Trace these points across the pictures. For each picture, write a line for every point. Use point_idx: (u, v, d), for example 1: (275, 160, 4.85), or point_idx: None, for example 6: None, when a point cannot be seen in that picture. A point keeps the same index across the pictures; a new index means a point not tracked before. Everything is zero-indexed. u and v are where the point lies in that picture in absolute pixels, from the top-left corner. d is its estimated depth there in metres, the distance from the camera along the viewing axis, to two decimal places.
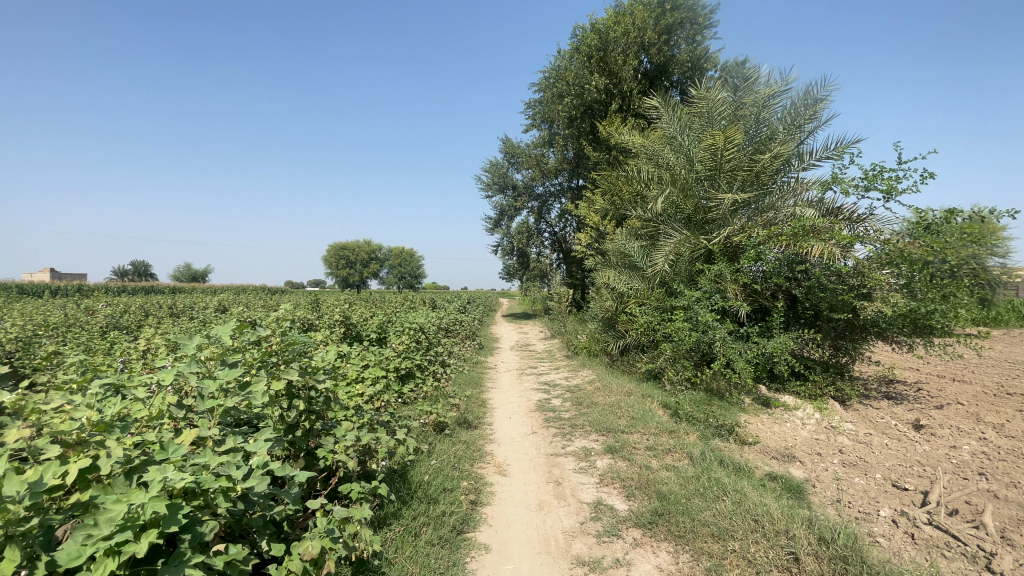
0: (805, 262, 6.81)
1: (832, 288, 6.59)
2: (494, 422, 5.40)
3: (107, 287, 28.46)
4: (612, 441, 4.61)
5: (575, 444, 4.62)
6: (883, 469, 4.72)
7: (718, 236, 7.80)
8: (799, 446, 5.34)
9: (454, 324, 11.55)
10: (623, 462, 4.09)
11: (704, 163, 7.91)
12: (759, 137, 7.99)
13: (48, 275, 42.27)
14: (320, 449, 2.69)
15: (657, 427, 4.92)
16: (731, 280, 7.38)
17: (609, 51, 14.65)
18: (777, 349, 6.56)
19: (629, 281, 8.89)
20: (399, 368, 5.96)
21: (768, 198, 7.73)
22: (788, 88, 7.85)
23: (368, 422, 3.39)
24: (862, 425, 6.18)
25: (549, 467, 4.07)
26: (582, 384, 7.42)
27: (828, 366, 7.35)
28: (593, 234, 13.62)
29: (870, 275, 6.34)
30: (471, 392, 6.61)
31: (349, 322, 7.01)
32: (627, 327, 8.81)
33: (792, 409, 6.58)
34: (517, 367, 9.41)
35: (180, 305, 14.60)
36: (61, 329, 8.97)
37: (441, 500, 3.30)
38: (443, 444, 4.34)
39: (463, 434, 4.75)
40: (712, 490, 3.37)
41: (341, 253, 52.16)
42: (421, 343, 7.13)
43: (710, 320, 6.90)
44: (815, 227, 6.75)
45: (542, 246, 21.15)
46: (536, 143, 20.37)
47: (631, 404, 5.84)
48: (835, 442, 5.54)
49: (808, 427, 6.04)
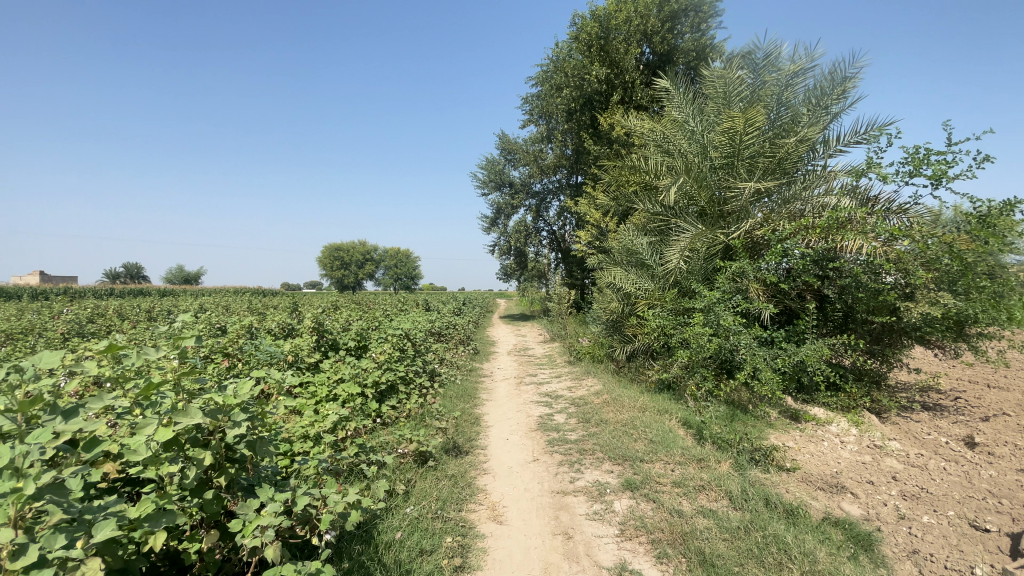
0: (838, 259, 6.05)
1: (869, 288, 5.83)
2: (488, 446, 4.60)
3: (98, 291, 27.46)
4: (630, 473, 3.82)
5: (584, 477, 3.82)
6: (953, 503, 3.91)
7: (738, 230, 7.06)
8: (845, 472, 4.56)
9: (446, 328, 10.69)
10: (647, 505, 3.30)
11: (720, 150, 7.16)
12: (782, 120, 7.18)
13: (36, 277, 41.29)
14: (237, 521, 1.93)
15: (682, 454, 4.14)
16: (753, 279, 6.61)
17: (610, 40, 13.80)
18: (811, 357, 5.79)
19: (637, 281, 8.07)
20: (379, 382, 5.14)
21: (791, 188, 7.00)
22: (813, 64, 7.04)
23: (318, 470, 2.56)
24: (908, 443, 5.40)
25: (555, 511, 3.27)
26: (589, 396, 6.62)
27: (862, 374, 6.57)
28: (595, 232, 12.83)
29: (915, 273, 5.55)
30: (462, 409, 5.79)
31: (323, 329, 6.08)
32: (636, 331, 8.01)
33: (826, 424, 5.81)
34: (515, 375, 8.61)
35: (157, 309, 13.60)
36: (15, 336, 8.13)
37: (415, 571, 2.49)
38: (424, 481, 3.53)
39: (450, 466, 3.94)
40: (770, 555, 2.62)
41: (336, 254, 51.18)
42: (407, 352, 6.30)
43: (732, 324, 6.09)
44: (851, 220, 5.97)
45: (541, 246, 20.35)
46: (534, 139, 19.54)
47: (648, 423, 5.05)
48: (885, 466, 4.77)
49: (848, 447, 5.26)
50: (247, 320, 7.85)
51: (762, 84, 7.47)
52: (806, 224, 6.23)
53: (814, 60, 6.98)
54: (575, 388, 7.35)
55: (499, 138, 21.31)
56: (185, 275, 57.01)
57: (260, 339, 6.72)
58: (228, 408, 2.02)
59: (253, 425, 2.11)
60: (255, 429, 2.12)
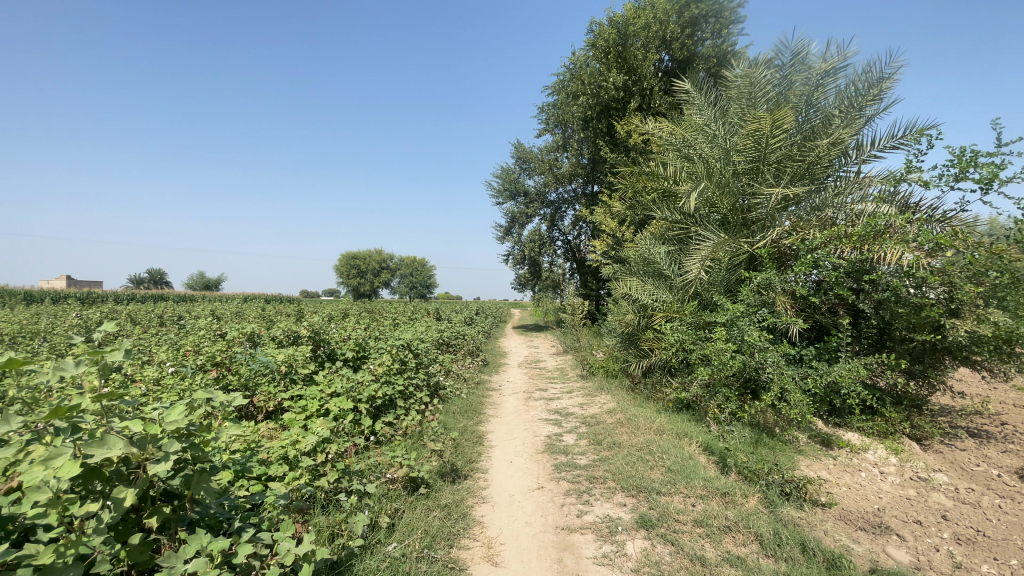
0: (874, 271, 5.55)
1: (911, 302, 5.32)
2: (488, 471, 4.21)
3: (115, 294, 27.84)
4: (645, 507, 3.41)
5: (593, 511, 3.40)
6: (1017, 549, 3.41)
7: (763, 239, 6.60)
8: (888, 509, 4.08)
9: (454, 338, 10.32)
10: (664, 549, 2.88)
11: (744, 154, 6.73)
12: (812, 123, 6.71)
13: (62, 280, 42.28)
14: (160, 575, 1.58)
15: (705, 486, 3.70)
16: (781, 291, 6.09)
17: (628, 47, 13.45)
18: (846, 378, 5.30)
19: (654, 292, 7.62)
20: (375, 397, 4.79)
21: (822, 195, 6.51)
22: (846, 64, 6.56)
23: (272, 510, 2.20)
24: (957, 475, 4.84)
25: (559, 553, 2.87)
26: (601, 415, 6.20)
27: (900, 397, 6.02)
28: (610, 241, 12.44)
29: (961, 287, 4.99)
30: (464, 427, 5.42)
31: (321, 338, 5.78)
32: (652, 345, 7.56)
33: (861, 451, 5.31)
34: (524, 389, 8.22)
35: (168, 314, 13.48)
36: (16, 338, 7.94)
37: None
38: (413, 513, 3.16)
39: (445, 493, 3.57)
40: None
41: (352, 262, 51.43)
42: (408, 364, 5.95)
43: (758, 339, 5.62)
44: (890, 228, 5.47)
45: (556, 256, 19.95)
46: (550, 147, 19.25)
47: (665, 447, 4.62)
48: (932, 502, 4.24)
49: (889, 479, 4.74)
50: (248, 326, 7.58)
51: (790, 85, 7.01)
52: (839, 233, 5.76)
53: (847, 58, 6.52)
54: (588, 405, 6.92)
55: (515, 147, 21.07)
56: (207, 281, 57.72)
57: (258, 347, 6.43)
58: (159, 436, 1.70)
59: (195, 456, 1.76)
60: (199, 459, 1.79)
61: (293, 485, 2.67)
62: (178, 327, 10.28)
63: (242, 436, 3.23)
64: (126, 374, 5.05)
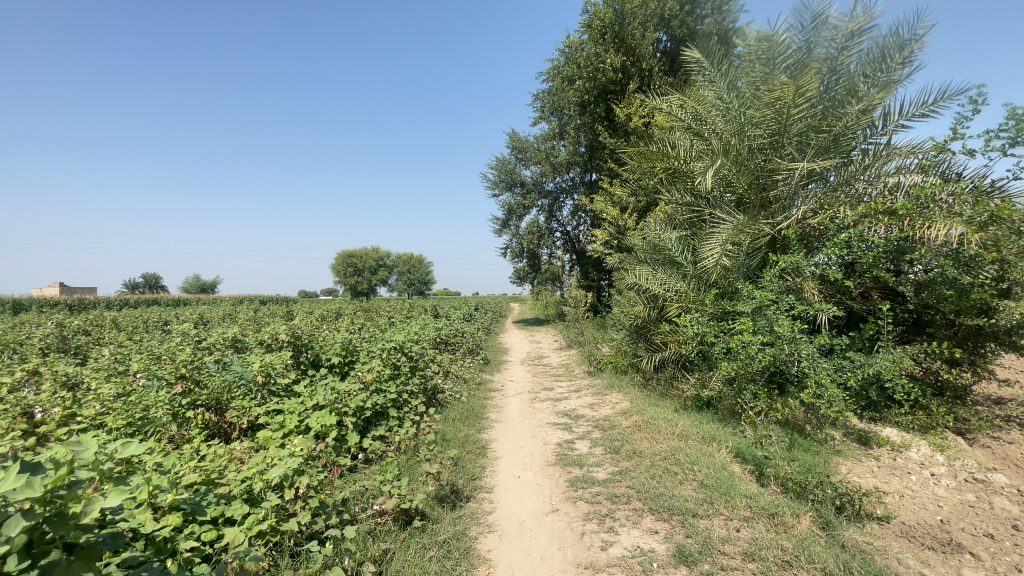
0: (915, 252, 5.00)
1: (960, 283, 4.76)
2: (495, 491, 3.68)
3: (106, 300, 27.36)
4: (681, 535, 2.88)
5: (619, 542, 2.86)
6: None
7: (787, 219, 6.10)
8: (953, 520, 3.54)
9: (454, 336, 9.76)
10: None
11: (764, 127, 6.20)
12: (835, 91, 6.16)
13: (55, 287, 41.77)
14: None
15: (747, 505, 3.18)
16: (809, 276, 5.59)
17: (625, 26, 12.78)
18: (889, 370, 4.77)
19: (667, 281, 7.05)
20: (364, 408, 4.25)
21: (850, 168, 5.97)
22: (872, 24, 6.00)
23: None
24: (1016, 474, 4.28)
25: None
26: (615, 416, 5.67)
27: (941, 387, 5.50)
28: (613, 230, 11.86)
29: (1017, 264, 4.46)
30: (465, 437, 4.89)
31: (304, 343, 5.21)
32: (666, 338, 7.03)
33: (904, 449, 4.80)
34: (529, 389, 7.68)
35: (152, 320, 12.87)
36: None
37: None
38: (405, 555, 2.62)
39: (444, 525, 3.03)
40: None
41: (348, 261, 50.67)
42: (401, 368, 5.41)
43: (788, 330, 5.08)
44: (932, 202, 4.93)
45: (555, 247, 19.36)
46: (546, 136, 18.61)
47: (694, 456, 4.10)
48: (999, 508, 3.71)
49: (943, 482, 4.19)
50: (229, 330, 6.98)
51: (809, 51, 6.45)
52: (874, 209, 5.21)
53: (874, 17, 5.95)
54: (598, 405, 6.40)
55: (510, 137, 20.42)
56: (201, 284, 56.97)
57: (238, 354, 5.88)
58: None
59: (60, 535, 1.23)
60: (74, 537, 1.26)
61: (245, 537, 2.14)
62: (161, 333, 9.66)
63: (197, 467, 2.68)
64: (84, 390, 4.47)
